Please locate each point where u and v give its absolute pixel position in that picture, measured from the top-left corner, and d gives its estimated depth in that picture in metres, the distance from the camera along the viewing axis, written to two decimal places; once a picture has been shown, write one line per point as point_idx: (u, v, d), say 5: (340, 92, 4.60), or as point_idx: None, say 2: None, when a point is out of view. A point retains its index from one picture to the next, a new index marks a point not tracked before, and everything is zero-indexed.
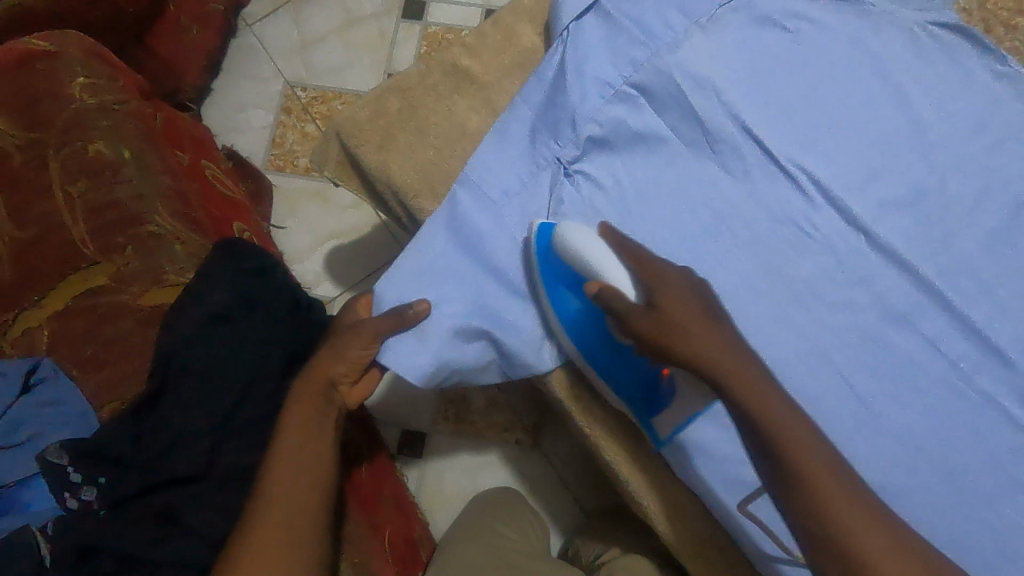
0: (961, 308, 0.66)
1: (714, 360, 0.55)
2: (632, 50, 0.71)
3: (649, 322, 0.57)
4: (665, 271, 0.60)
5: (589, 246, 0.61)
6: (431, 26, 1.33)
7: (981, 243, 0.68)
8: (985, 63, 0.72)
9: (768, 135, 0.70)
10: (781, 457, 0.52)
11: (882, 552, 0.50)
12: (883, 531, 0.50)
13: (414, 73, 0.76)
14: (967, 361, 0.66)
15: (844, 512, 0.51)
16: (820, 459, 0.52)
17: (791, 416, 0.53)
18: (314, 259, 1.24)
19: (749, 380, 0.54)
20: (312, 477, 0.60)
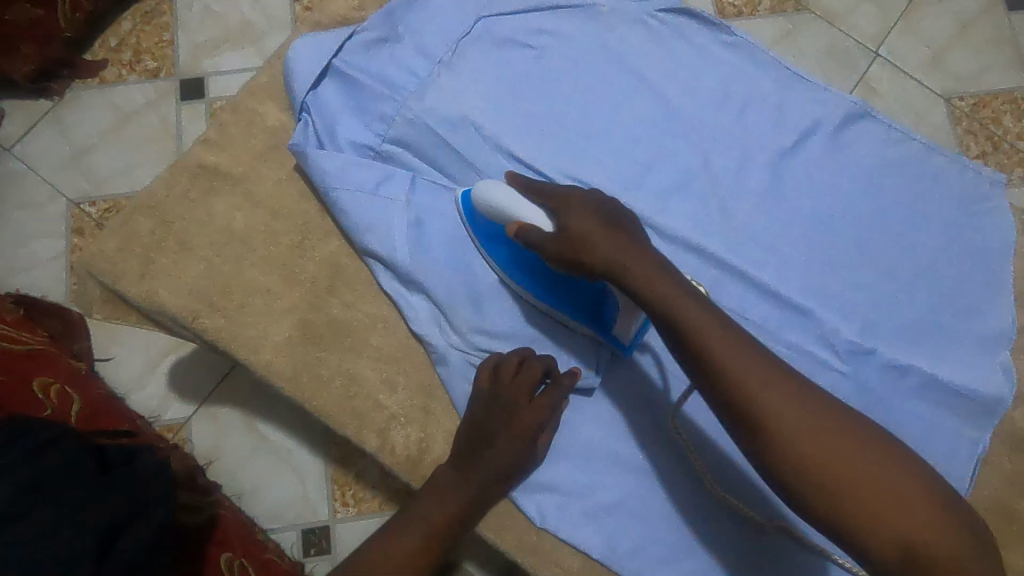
0: (752, 273, 0.69)
1: (649, 289, 0.53)
2: (380, 106, 0.68)
3: (562, 245, 0.55)
4: (501, 201, 0.58)
5: (499, 195, 0.59)
6: (214, 102, 1.24)
7: (754, 206, 0.71)
8: (714, 38, 0.75)
9: (537, 157, 0.70)
10: (713, 367, 0.51)
11: (796, 404, 0.49)
12: (764, 364, 0.51)
13: (158, 185, 0.69)
14: (772, 319, 0.69)
15: (768, 396, 0.49)
16: (743, 353, 0.51)
17: (692, 312, 0.52)
18: (154, 384, 1.12)
19: (655, 280, 0.53)
20: (450, 506, 0.59)
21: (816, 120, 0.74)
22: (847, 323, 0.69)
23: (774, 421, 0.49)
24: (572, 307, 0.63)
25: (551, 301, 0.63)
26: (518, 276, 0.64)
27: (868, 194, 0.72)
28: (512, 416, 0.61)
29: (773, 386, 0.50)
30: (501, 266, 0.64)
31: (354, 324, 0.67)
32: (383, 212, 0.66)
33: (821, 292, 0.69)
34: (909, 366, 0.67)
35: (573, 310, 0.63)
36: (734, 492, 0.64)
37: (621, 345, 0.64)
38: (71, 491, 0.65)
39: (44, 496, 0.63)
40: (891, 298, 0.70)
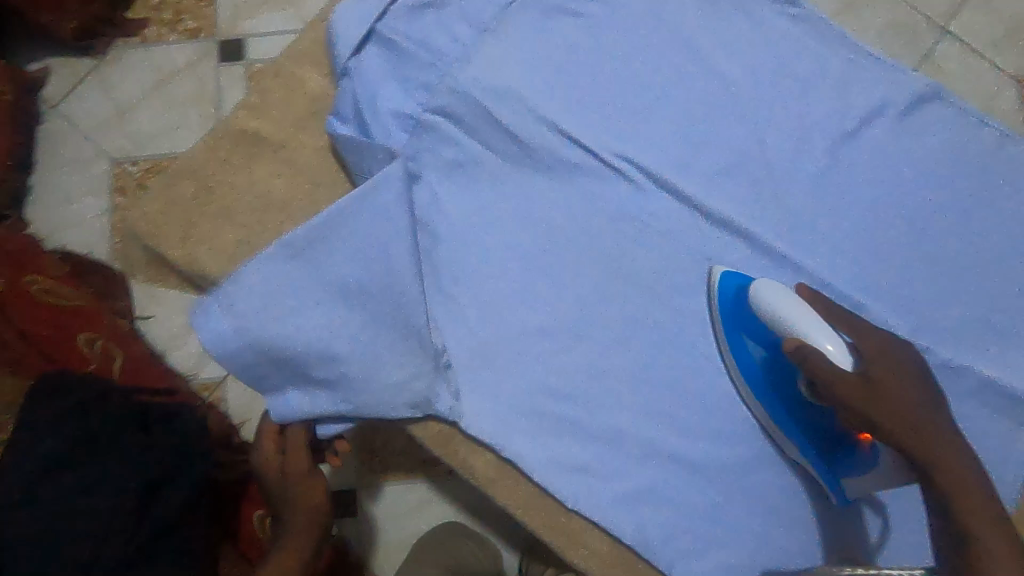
0: (802, 262, 0.66)
1: (909, 431, 0.51)
2: (423, 75, 0.67)
3: (856, 389, 0.52)
4: (785, 310, 0.56)
5: (786, 304, 0.57)
6: (253, 64, 1.23)
7: (810, 191, 0.68)
8: (777, 10, 0.71)
9: (582, 133, 0.68)
10: (953, 495, 0.49)
11: (1020, 571, 0.46)
12: (999, 524, 0.48)
13: (200, 149, 0.69)
14: None
15: (1006, 567, 0.46)
16: (989, 510, 0.48)
17: (949, 459, 0.50)
18: (191, 344, 1.15)
19: (934, 442, 0.50)
20: None
21: (881, 103, 0.69)
22: (902, 319, 0.65)
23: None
24: (804, 438, 0.61)
25: (786, 432, 0.62)
26: (746, 368, 0.63)
27: (934, 183, 0.68)
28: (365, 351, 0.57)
29: (1011, 556, 0.47)
30: (739, 363, 0.64)
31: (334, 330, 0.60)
32: (387, 215, 0.63)
33: (875, 286, 0.66)
34: (964, 367, 0.64)
35: (810, 441, 0.61)
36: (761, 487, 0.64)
37: (840, 493, 0.61)
38: (118, 448, 0.70)
39: (93, 454, 0.69)
40: (950, 295, 0.66)
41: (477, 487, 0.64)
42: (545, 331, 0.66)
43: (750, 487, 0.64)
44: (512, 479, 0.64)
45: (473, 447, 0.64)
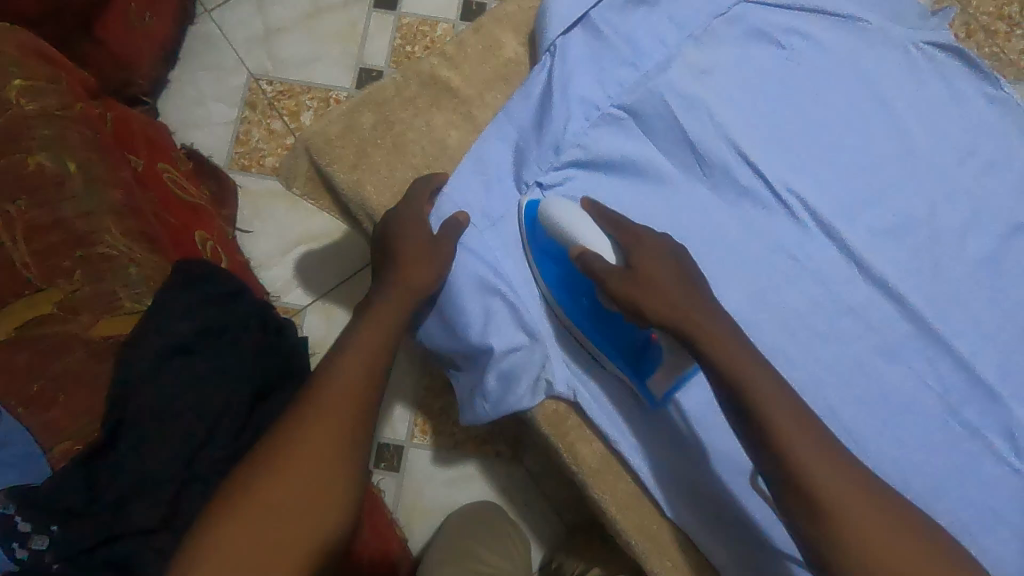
0: (948, 339, 0.66)
1: (688, 324, 0.54)
2: (622, 68, 0.68)
3: (623, 283, 0.56)
4: (566, 221, 0.61)
5: (568, 213, 0.61)
6: (405, 17, 1.26)
7: (972, 272, 0.67)
8: (976, 87, 0.71)
9: (761, 161, 0.68)
10: (732, 376, 0.52)
11: (843, 474, 0.50)
12: (810, 424, 0.51)
13: (388, 85, 0.71)
14: (954, 392, 0.66)
15: (810, 455, 0.50)
16: (782, 399, 0.52)
17: (731, 349, 0.53)
18: (283, 268, 1.17)
19: (711, 330, 0.54)
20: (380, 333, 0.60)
21: None
22: None
23: (808, 467, 0.49)
24: (614, 348, 0.63)
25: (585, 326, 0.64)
26: (561, 295, 0.65)
27: None
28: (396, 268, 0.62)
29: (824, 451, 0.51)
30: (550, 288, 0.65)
31: (455, 288, 0.65)
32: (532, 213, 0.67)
33: (1016, 381, 0.65)
34: None
35: (617, 347, 0.63)
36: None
37: (651, 397, 0.63)
38: (233, 349, 0.71)
39: (208, 348, 0.70)
40: None
41: (578, 475, 0.65)
42: None
43: None
44: (616, 475, 0.65)
45: (586, 436, 0.66)
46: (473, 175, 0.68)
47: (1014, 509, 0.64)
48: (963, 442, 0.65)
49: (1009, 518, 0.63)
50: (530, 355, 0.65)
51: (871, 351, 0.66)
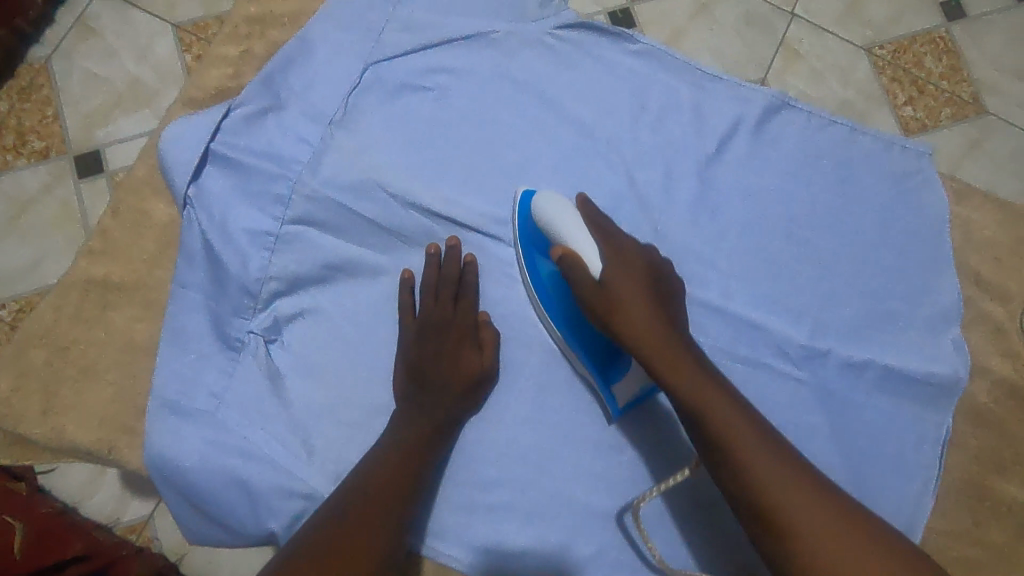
0: (693, 292, 0.66)
1: (702, 403, 0.52)
2: (273, 186, 0.63)
3: (637, 344, 0.55)
4: (586, 264, 0.57)
5: (585, 253, 0.57)
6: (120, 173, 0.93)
7: (688, 219, 0.68)
8: (619, 48, 0.72)
9: (456, 207, 0.66)
10: (727, 441, 0.51)
11: (825, 520, 0.47)
12: (774, 455, 0.50)
13: (46, 310, 0.63)
14: (724, 336, 0.66)
15: (791, 506, 0.48)
16: (770, 461, 0.50)
17: (737, 423, 0.51)
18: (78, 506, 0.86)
19: (711, 400, 0.52)
20: (415, 422, 0.59)
21: (735, 120, 0.71)
22: (798, 328, 0.67)
23: (785, 515, 0.48)
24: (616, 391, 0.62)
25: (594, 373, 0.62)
26: (573, 339, 0.62)
27: (801, 189, 0.70)
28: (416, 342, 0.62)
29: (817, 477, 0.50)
30: (562, 329, 0.63)
31: (209, 484, 0.60)
32: (253, 368, 0.62)
33: (767, 300, 0.67)
34: (865, 361, 0.66)
35: (613, 386, 0.62)
36: (716, 530, 0.63)
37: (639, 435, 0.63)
38: None
39: None
40: (839, 294, 0.68)
41: None
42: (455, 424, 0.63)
43: (691, 529, 0.63)
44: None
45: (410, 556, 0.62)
46: (178, 359, 0.61)
47: (818, 415, 0.65)
48: (750, 376, 0.66)
49: (816, 425, 0.65)
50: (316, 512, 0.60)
51: None
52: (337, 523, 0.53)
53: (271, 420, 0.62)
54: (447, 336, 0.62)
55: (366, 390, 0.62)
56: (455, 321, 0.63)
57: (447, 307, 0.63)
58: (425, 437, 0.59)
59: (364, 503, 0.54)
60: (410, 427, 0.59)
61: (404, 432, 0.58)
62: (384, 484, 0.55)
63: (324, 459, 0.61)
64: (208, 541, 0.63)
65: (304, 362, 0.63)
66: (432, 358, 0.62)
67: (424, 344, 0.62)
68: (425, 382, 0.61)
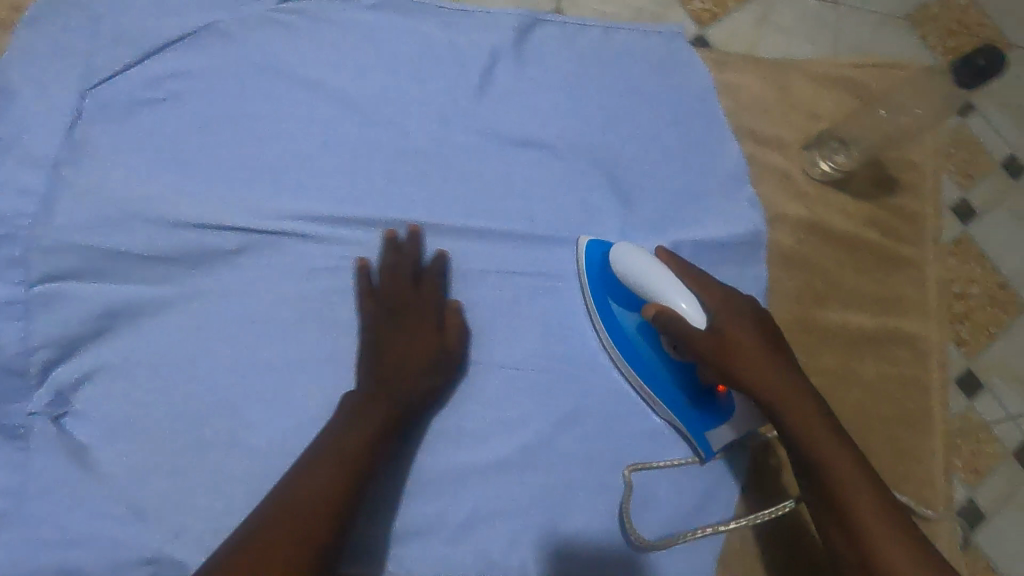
0: (494, 227, 0.66)
1: (795, 416, 0.55)
2: (8, 250, 0.59)
3: (713, 346, 0.56)
4: (645, 273, 0.58)
5: (645, 266, 0.58)
6: None
7: (471, 158, 0.68)
8: (356, 9, 0.69)
9: (225, 213, 0.62)
10: (817, 470, 0.54)
11: (858, 481, 0.53)
12: (836, 437, 0.55)
13: None
14: (538, 260, 0.67)
15: (862, 512, 0.52)
16: (834, 444, 0.54)
17: (817, 428, 0.55)
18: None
19: (790, 397, 0.56)
20: (354, 426, 0.55)
21: (491, 48, 0.70)
22: (603, 230, 0.68)
23: (840, 489, 0.53)
24: (671, 398, 0.62)
25: (637, 369, 0.63)
26: (623, 343, 0.63)
27: (573, 96, 0.71)
28: (373, 324, 0.60)
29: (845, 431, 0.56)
30: (612, 333, 0.64)
31: None
32: (44, 449, 0.56)
33: (568, 213, 0.68)
34: (674, 241, 0.68)
35: (680, 393, 0.62)
36: (583, 448, 0.63)
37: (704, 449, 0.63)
38: None
39: None
40: (633, 187, 0.70)
41: None
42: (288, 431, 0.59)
43: (561, 453, 0.62)
44: None
45: None
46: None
47: None
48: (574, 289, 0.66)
49: None
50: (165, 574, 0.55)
51: (453, 283, 0.65)
52: (268, 520, 0.49)
53: (82, 494, 0.56)
54: (405, 321, 0.60)
55: (178, 428, 0.58)
56: (261, 326, 0.61)
57: (243, 311, 0.61)
58: (365, 443, 0.54)
59: (281, 522, 0.49)
60: (337, 438, 0.54)
61: (342, 433, 0.54)
62: (345, 456, 0.53)
63: (158, 516, 0.56)
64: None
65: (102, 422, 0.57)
66: (394, 360, 0.59)
67: (399, 341, 0.59)
68: (378, 398, 0.56)
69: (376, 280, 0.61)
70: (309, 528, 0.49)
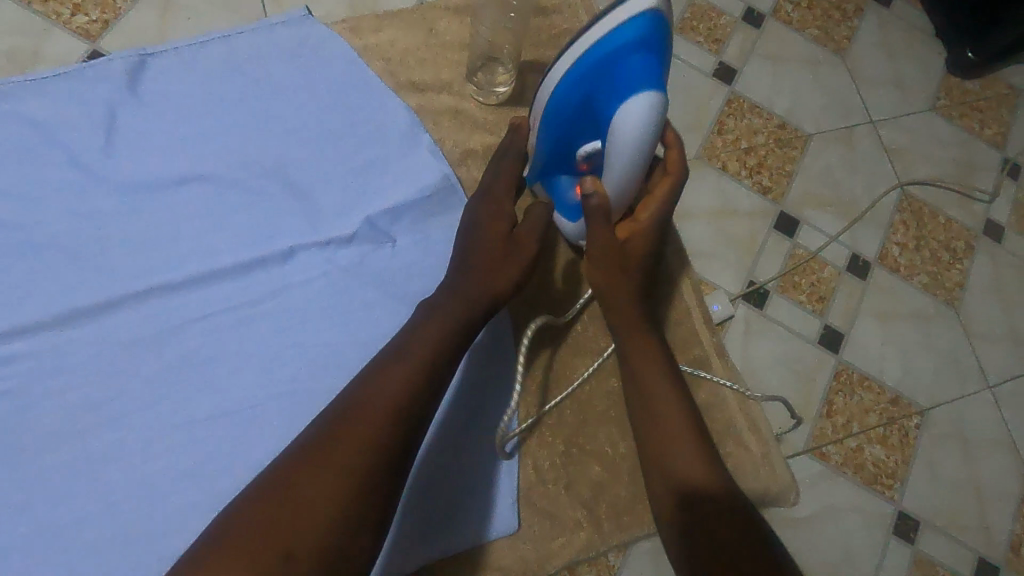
0: (173, 278, 0.62)
1: (629, 346, 0.60)
2: None
3: (609, 246, 0.59)
4: (631, 146, 0.53)
5: (637, 135, 0.53)
6: None
7: (123, 220, 0.62)
8: None
9: None
10: (643, 399, 0.58)
11: (700, 459, 0.55)
12: (677, 402, 0.58)
13: None
14: (234, 292, 0.63)
15: (675, 452, 0.55)
16: (672, 399, 0.58)
17: (653, 368, 0.59)
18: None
19: (623, 315, 0.61)
20: (423, 360, 0.53)
21: (103, 101, 0.65)
22: (293, 235, 0.65)
23: (661, 423, 0.57)
24: (537, 168, 0.64)
25: (541, 140, 0.60)
26: (549, 127, 0.58)
27: (216, 118, 0.67)
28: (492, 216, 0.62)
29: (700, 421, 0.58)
30: (551, 121, 0.58)
31: None
32: None
33: (251, 234, 0.64)
34: (368, 218, 0.66)
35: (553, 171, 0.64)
36: None
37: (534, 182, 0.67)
38: None
39: None
40: (310, 182, 0.67)
41: None
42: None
43: None
44: None
45: None
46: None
47: (363, 289, 0.65)
48: (284, 305, 0.63)
49: (366, 298, 0.65)
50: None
51: (151, 353, 0.60)
52: (294, 472, 0.46)
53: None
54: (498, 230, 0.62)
55: None
56: None
57: None
58: (416, 390, 0.52)
59: (283, 508, 0.45)
60: (363, 397, 0.50)
61: (380, 380, 0.51)
62: (339, 431, 0.48)
63: None
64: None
65: None
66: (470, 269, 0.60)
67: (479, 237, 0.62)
68: (411, 354, 0.53)
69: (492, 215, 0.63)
70: (331, 484, 0.46)
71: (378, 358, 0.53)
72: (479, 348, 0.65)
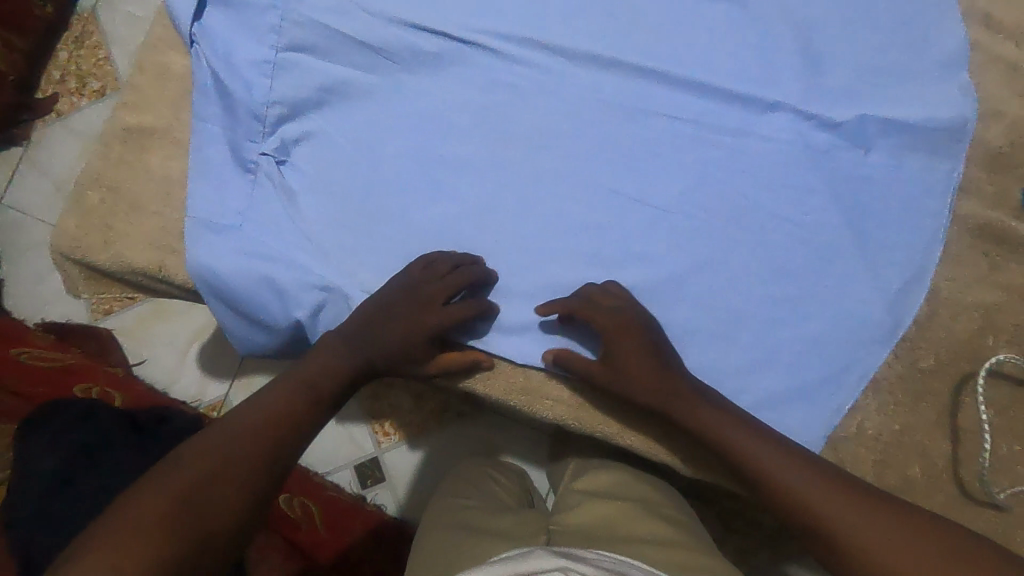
0: (674, 73, 0.67)
1: (768, 486, 0.55)
2: (265, 18, 0.68)
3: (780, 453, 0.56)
4: None
5: None
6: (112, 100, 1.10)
7: (667, 3, 0.67)
8: None
9: (436, 20, 0.68)
10: (781, 500, 0.54)
11: (854, 516, 0.51)
12: (794, 469, 0.55)
13: (96, 159, 0.72)
14: (708, 113, 0.66)
15: (843, 529, 0.51)
16: (779, 469, 0.55)
17: (763, 463, 0.55)
18: (159, 344, 1.04)
19: (747, 452, 0.56)
20: (412, 300, 0.60)
21: None
22: (788, 89, 0.65)
23: (805, 505, 0.53)
24: None
25: None
26: None
27: None
28: (635, 377, 0.59)
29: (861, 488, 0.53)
30: None
31: (242, 292, 0.66)
32: (267, 191, 0.69)
33: (754, 72, 0.66)
34: (861, 116, 0.64)
35: None
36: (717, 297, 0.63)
37: None
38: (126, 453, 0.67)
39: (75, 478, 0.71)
40: (835, 54, 0.65)
41: None
42: (454, 215, 0.67)
43: (692, 297, 0.63)
44: None
45: None
46: (202, 181, 0.68)
47: (813, 175, 0.64)
48: (741, 148, 0.66)
49: (812, 185, 0.64)
50: (335, 304, 0.66)
51: (622, 121, 0.67)
52: (226, 437, 0.49)
53: (275, 228, 0.68)
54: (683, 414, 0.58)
55: (367, 197, 0.68)
56: (447, 126, 0.69)
57: (434, 105, 0.69)
58: (305, 387, 0.55)
59: (206, 488, 0.45)
60: (282, 397, 0.54)
61: (279, 389, 0.55)
62: (255, 422, 0.51)
63: (343, 263, 0.67)
64: (254, 347, 0.69)
65: (311, 175, 0.69)
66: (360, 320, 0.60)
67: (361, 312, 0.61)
68: (328, 362, 0.58)
69: (429, 268, 0.62)
70: (235, 457, 0.48)
71: (391, 286, 0.61)
72: (886, 293, 0.62)
